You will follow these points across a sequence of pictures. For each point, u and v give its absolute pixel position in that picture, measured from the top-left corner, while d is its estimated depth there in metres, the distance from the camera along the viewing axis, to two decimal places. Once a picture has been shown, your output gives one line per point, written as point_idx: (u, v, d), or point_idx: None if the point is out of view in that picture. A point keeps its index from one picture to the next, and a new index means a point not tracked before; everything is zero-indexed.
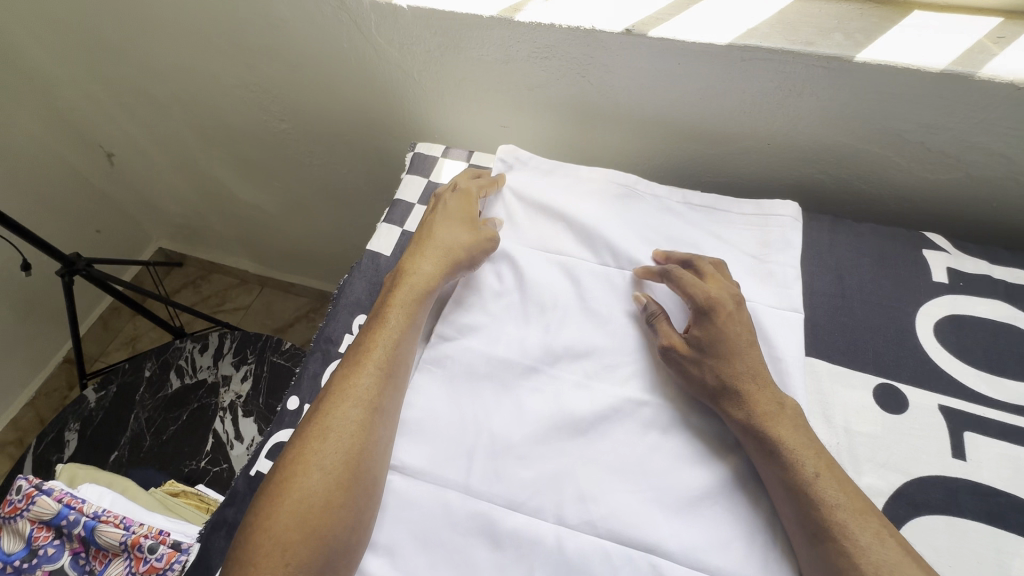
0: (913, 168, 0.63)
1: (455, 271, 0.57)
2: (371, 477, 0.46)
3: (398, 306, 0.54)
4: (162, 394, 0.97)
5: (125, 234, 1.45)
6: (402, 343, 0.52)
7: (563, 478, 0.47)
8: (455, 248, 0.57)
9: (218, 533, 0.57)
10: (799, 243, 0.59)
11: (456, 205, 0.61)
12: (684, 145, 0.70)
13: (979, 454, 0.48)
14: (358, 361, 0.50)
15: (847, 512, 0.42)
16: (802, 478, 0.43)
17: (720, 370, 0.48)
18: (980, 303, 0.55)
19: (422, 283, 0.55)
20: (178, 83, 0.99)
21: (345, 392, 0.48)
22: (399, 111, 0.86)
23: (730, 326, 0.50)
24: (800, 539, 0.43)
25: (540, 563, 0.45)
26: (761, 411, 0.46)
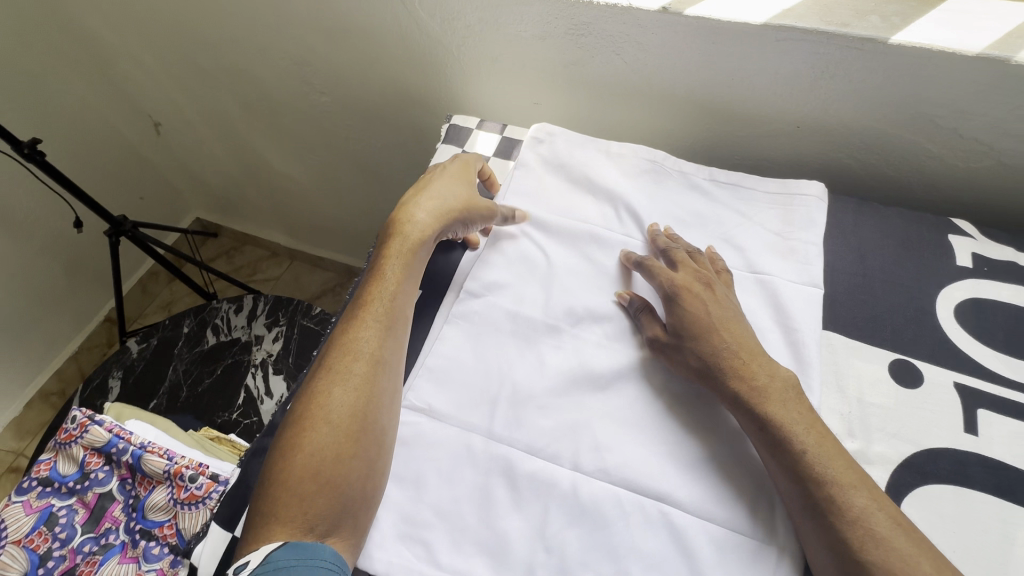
0: (944, 156, 0.63)
1: (450, 226, 0.58)
2: (379, 428, 0.48)
3: (394, 259, 0.55)
4: (198, 349, 1.03)
5: (166, 202, 1.51)
6: (400, 296, 0.54)
7: (581, 429, 0.50)
8: (449, 204, 0.59)
9: (258, 459, 0.55)
10: (822, 223, 0.60)
11: (450, 168, 0.63)
12: (714, 124, 0.71)
13: (991, 430, 0.49)
14: (357, 317, 0.53)
15: (834, 486, 0.42)
16: (794, 452, 0.44)
17: (704, 346, 0.50)
18: (1003, 288, 0.56)
19: (417, 235, 0.57)
20: (227, 55, 1.04)
21: (348, 349, 0.51)
22: (436, 85, 0.89)
23: (698, 307, 0.52)
24: (793, 512, 0.44)
25: (556, 505, 0.47)
26: (752, 385, 0.47)
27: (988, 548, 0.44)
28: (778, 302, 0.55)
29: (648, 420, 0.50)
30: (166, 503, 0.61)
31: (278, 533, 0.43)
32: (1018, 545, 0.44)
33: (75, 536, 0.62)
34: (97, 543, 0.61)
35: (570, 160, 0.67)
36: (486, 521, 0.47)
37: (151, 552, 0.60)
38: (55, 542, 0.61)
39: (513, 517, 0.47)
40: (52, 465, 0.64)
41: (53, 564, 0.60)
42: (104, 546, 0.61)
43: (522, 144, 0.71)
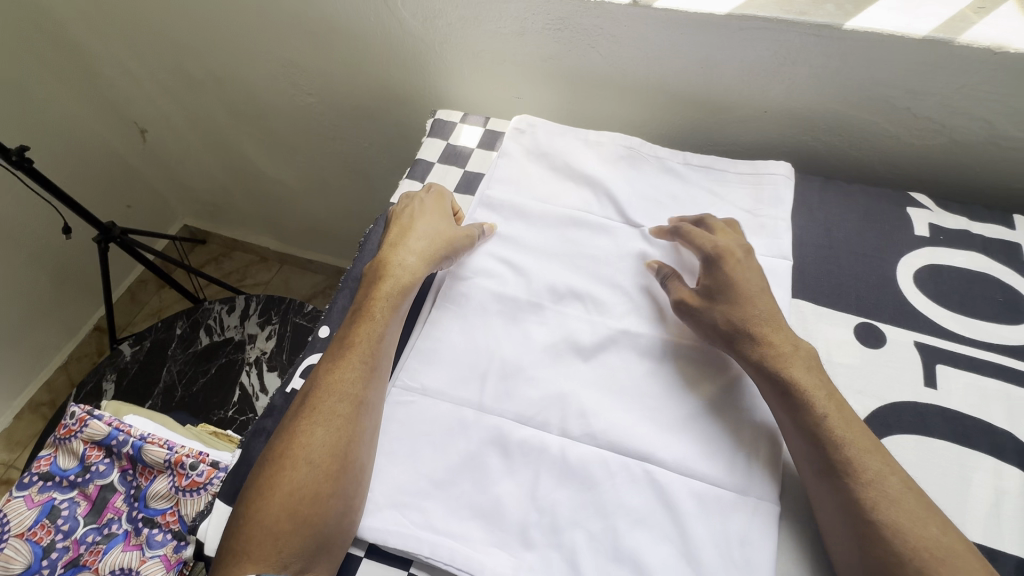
0: (901, 135, 0.67)
1: (437, 263, 0.60)
2: (359, 465, 0.49)
3: (382, 301, 0.57)
4: (192, 350, 1.04)
5: (153, 209, 1.52)
6: (386, 337, 0.55)
7: (567, 396, 0.52)
8: (437, 241, 0.60)
9: (258, 440, 0.57)
10: (790, 200, 0.64)
11: (430, 204, 0.64)
12: (687, 113, 0.75)
13: (949, 383, 0.52)
14: (343, 356, 0.53)
15: (853, 450, 0.44)
16: (813, 418, 0.46)
17: (739, 306, 0.52)
18: (958, 255, 0.60)
19: (407, 278, 0.58)
20: (213, 60, 1.06)
21: (333, 387, 0.51)
22: (420, 83, 0.91)
23: (738, 273, 0.54)
24: (808, 475, 0.46)
25: (546, 468, 0.49)
26: (778, 350, 0.50)
27: (947, 489, 0.47)
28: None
29: (632, 387, 0.53)
30: (168, 491, 0.63)
31: (250, 568, 0.44)
32: (974, 486, 0.47)
33: (78, 527, 0.63)
34: (101, 533, 0.63)
35: (553, 150, 0.70)
36: (484, 489, 0.48)
37: (154, 539, 0.61)
38: (58, 534, 0.62)
39: (506, 482, 0.49)
40: (53, 461, 0.66)
41: (57, 555, 0.61)
42: (107, 536, 0.62)
43: (504, 136, 0.74)
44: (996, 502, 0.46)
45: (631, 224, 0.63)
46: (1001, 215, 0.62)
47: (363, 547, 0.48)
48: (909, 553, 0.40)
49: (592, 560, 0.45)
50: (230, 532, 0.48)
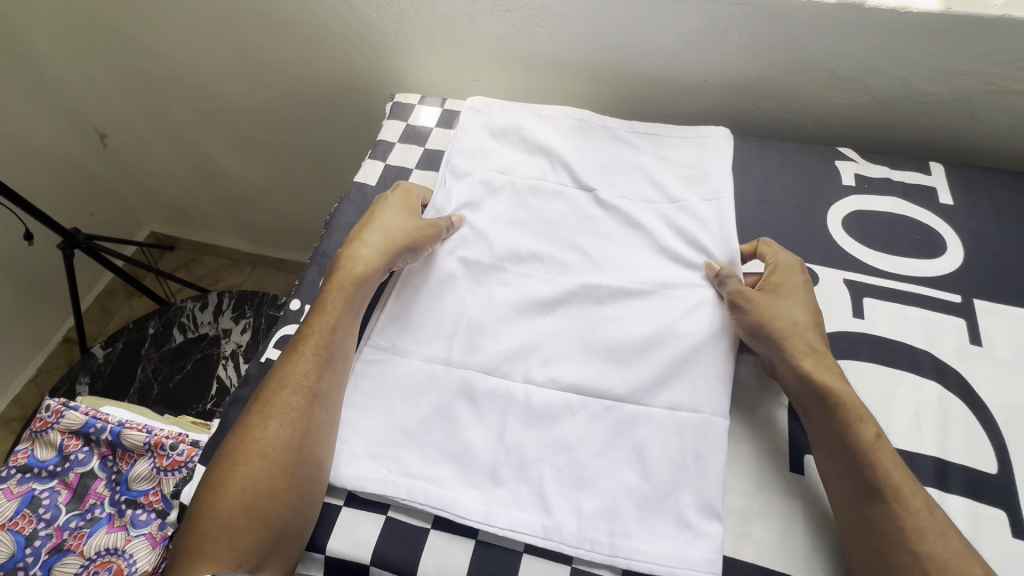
0: (828, 95, 0.73)
1: (394, 257, 0.60)
2: (315, 458, 0.49)
3: (335, 292, 0.58)
4: (166, 348, 1.05)
5: (118, 216, 1.50)
6: (341, 329, 0.56)
7: (530, 345, 0.55)
8: (393, 234, 0.61)
9: (235, 407, 0.59)
10: (731, 158, 0.68)
11: (396, 200, 0.65)
12: (634, 86, 0.79)
13: (875, 313, 0.57)
14: (296, 350, 0.54)
15: (902, 476, 0.44)
16: (864, 441, 0.46)
17: (783, 304, 0.53)
18: (881, 200, 0.65)
19: (358, 269, 0.59)
20: (170, 57, 1.06)
21: (286, 380, 0.52)
22: (380, 70, 0.94)
23: (796, 286, 0.56)
24: (845, 502, 0.46)
25: (511, 410, 0.52)
26: (818, 358, 0.51)
27: (873, 403, 0.52)
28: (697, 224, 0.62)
29: (591, 334, 0.56)
30: (149, 473, 0.64)
31: (205, 567, 0.45)
32: (897, 399, 0.52)
33: (60, 515, 0.64)
34: (84, 518, 0.63)
35: (509, 123, 0.73)
36: (455, 434, 0.51)
37: (138, 519, 0.62)
38: (40, 522, 0.63)
39: (475, 428, 0.51)
40: (30, 453, 0.66)
41: (40, 542, 0.62)
42: (91, 520, 0.63)
43: (461, 115, 0.76)
44: (915, 413, 0.51)
45: (584, 188, 0.67)
46: (918, 163, 0.68)
47: (341, 497, 0.51)
48: None
49: (558, 487, 0.49)
50: (183, 532, 0.48)
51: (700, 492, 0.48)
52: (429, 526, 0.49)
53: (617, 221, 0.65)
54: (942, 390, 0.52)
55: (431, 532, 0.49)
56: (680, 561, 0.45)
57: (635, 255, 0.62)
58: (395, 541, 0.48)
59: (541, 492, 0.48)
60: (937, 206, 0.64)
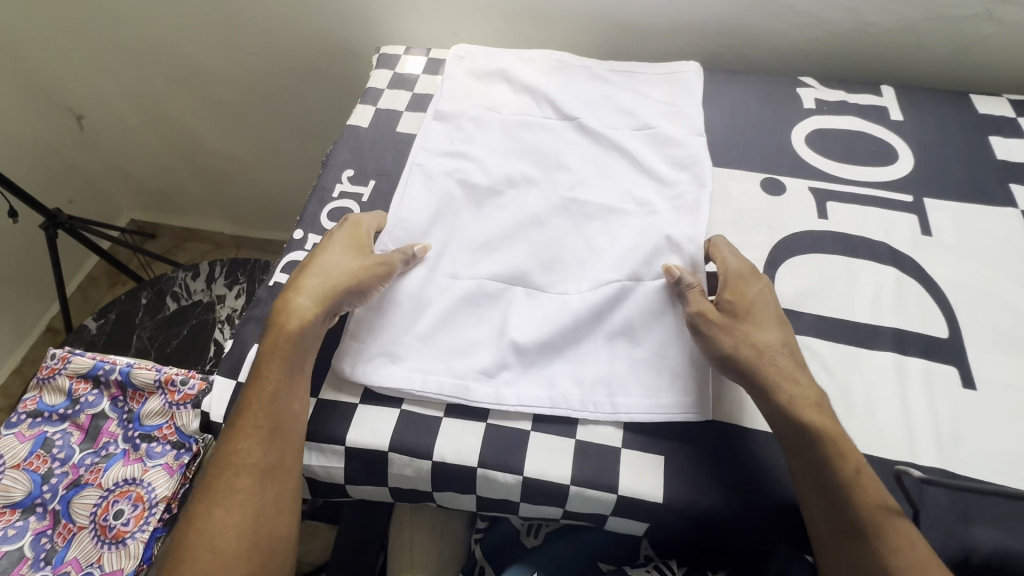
0: (789, 31, 0.78)
1: (337, 306, 0.54)
2: (270, 539, 0.47)
3: (270, 354, 0.51)
4: (160, 316, 1.05)
5: (95, 204, 1.46)
6: (282, 395, 0.50)
7: (529, 258, 0.59)
8: (335, 281, 0.54)
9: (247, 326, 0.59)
10: (700, 90, 0.73)
11: (345, 238, 0.58)
12: (609, 32, 0.84)
13: (838, 213, 0.63)
14: (236, 425, 0.49)
15: (875, 514, 0.43)
16: (841, 477, 0.44)
17: (750, 334, 0.50)
18: (840, 120, 0.71)
19: (294, 324, 0.52)
20: (150, 27, 1.06)
21: (228, 462, 0.48)
22: (364, 29, 0.96)
23: (761, 309, 0.52)
24: (823, 536, 0.45)
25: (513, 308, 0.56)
26: (795, 394, 0.48)
27: (840, 287, 0.57)
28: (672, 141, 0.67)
29: (584, 248, 0.60)
30: (161, 408, 0.66)
31: None
32: (860, 282, 0.57)
33: (74, 454, 0.65)
34: (99, 455, 0.65)
35: (494, 67, 0.76)
36: (465, 334, 0.55)
37: (154, 451, 0.64)
38: (55, 462, 0.64)
39: (481, 327, 0.55)
40: (39, 399, 0.68)
41: (57, 480, 0.63)
42: (106, 456, 0.65)
43: (445, 63, 0.79)
44: (875, 293, 0.57)
45: (567, 120, 0.71)
46: (871, 87, 0.74)
47: (357, 395, 0.53)
48: None
49: (563, 368, 0.53)
50: None
51: (684, 350, 0.52)
52: (442, 414, 0.52)
53: (599, 148, 0.69)
54: (898, 273, 0.58)
55: (443, 419, 0.51)
56: (674, 407, 0.50)
57: (616, 175, 0.66)
58: (410, 429, 0.51)
59: (548, 371, 0.53)
60: (889, 122, 0.70)
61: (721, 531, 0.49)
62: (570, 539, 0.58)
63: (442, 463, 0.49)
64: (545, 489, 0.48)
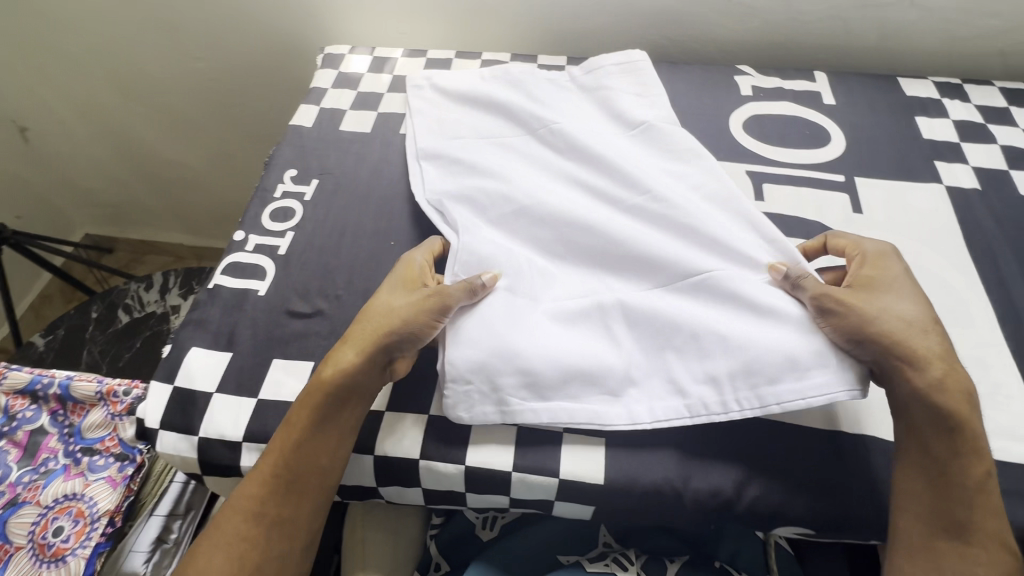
0: (724, 22, 0.80)
1: (383, 354, 0.49)
2: None
3: (303, 405, 0.48)
4: (112, 329, 1.02)
5: (48, 220, 1.40)
6: (307, 450, 0.46)
7: (603, 275, 0.55)
8: (385, 324, 0.49)
9: (186, 329, 0.56)
10: (656, 79, 0.72)
11: (403, 273, 0.53)
12: (552, 28, 0.85)
13: (774, 196, 0.64)
14: (255, 468, 0.48)
15: (980, 525, 0.42)
16: (959, 484, 0.42)
17: (891, 309, 0.46)
18: (775, 105, 0.73)
19: (332, 378, 0.47)
20: (92, 33, 1.04)
21: (237, 503, 0.47)
22: (312, 31, 0.96)
23: (897, 285, 0.48)
24: (919, 538, 0.43)
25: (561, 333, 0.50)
26: (934, 386, 0.43)
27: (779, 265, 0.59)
28: (667, 138, 0.63)
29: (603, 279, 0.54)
30: (103, 420, 0.64)
31: None
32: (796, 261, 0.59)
33: (11, 472, 0.62)
34: (38, 471, 0.62)
35: (454, 87, 0.73)
36: (574, 352, 0.49)
37: (96, 464, 0.62)
38: None
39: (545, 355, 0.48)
40: None
41: None
42: (45, 472, 0.62)
43: (404, 95, 0.76)
44: None
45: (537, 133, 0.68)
46: (804, 73, 0.76)
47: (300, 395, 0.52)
48: None
49: (683, 366, 0.48)
50: None
51: (761, 370, 0.46)
52: (384, 409, 0.51)
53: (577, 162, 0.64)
54: None
55: (386, 413, 0.51)
56: (832, 384, 0.45)
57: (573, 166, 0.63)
58: None
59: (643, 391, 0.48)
60: (822, 106, 0.72)
61: (668, 512, 0.48)
62: (524, 529, 0.58)
63: (385, 456, 0.49)
64: (489, 478, 0.48)
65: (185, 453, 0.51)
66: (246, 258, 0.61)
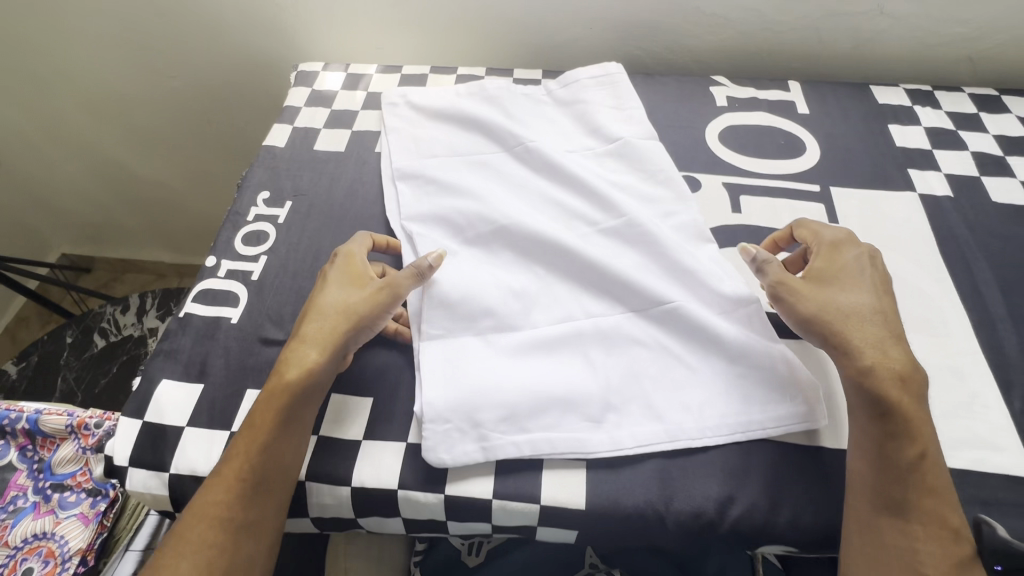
0: (699, 32, 0.81)
1: (343, 346, 0.50)
2: None
3: (265, 403, 0.47)
4: (87, 355, 1.00)
5: (24, 242, 1.36)
6: (276, 447, 0.46)
7: (580, 296, 0.56)
8: (340, 317, 0.50)
9: (157, 361, 0.55)
10: (634, 93, 0.72)
11: (341, 271, 0.54)
12: (528, 41, 0.85)
13: (751, 208, 0.64)
14: (220, 473, 0.45)
15: (924, 500, 0.42)
16: (903, 460, 0.43)
17: (832, 297, 0.49)
18: (750, 115, 0.73)
19: (293, 373, 0.48)
20: (60, 53, 1.02)
21: (203, 510, 0.44)
22: (287, 47, 0.95)
23: (846, 272, 0.51)
24: (865, 515, 0.43)
25: (545, 369, 0.51)
26: (863, 367, 0.45)
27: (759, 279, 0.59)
28: (642, 162, 0.65)
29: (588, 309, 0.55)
30: (74, 454, 0.62)
31: None
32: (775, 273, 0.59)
33: None
34: (6, 510, 0.60)
35: (431, 105, 0.72)
36: (550, 381, 0.50)
37: (66, 501, 0.61)
38: None
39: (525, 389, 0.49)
40: None
41: None
42: (14, 511, 0.60)
43: (379, 111, 0.76)
44: None
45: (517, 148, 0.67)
46: (779, 83, 0.77)
47: None
48: None
49: (660, 395, 0.50)
50: None
51: (731, 404, 0.50)
52: (362, 438, 0.50)
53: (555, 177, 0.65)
54: None
55: (362, 442, 0.50)
56: (791, 417, 0.49)
57: (550, 187, 0.64)
58: (328, 456, 0.49)
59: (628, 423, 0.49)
60: (797, 115, 0.73)
61: (652, 535, 0.48)
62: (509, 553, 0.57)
63: (363, 488, 0.48)
64: (469, 506, 0.47)
65: (156, 490, 0.49)
66: (218, 284, 0.60)
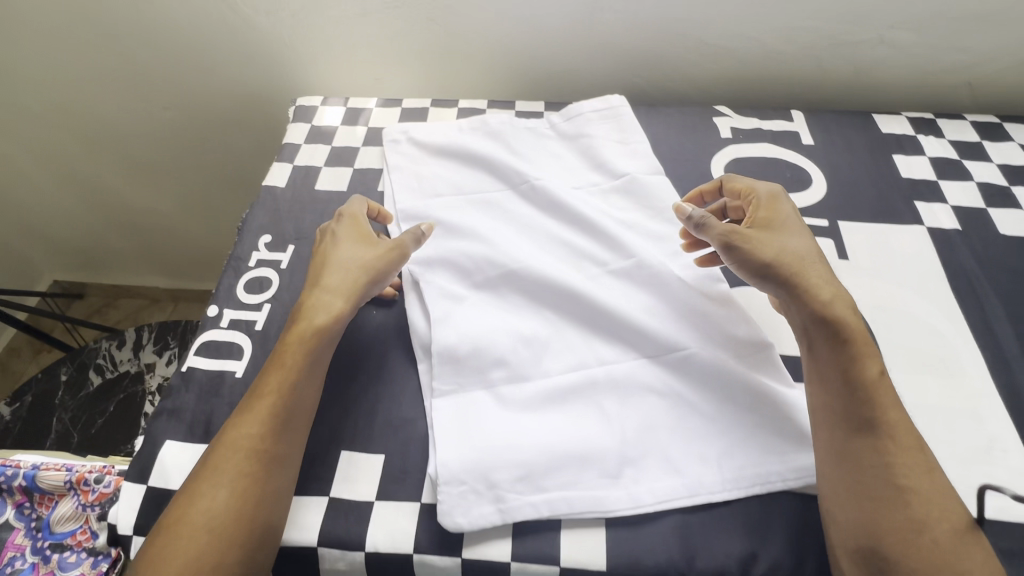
0: (700, 62, 0.80)
1: (361, 296, 0.54)
2: (271, 528, 0.44)
3: (294, 346, 0.50)
4: (83, 393, 0.97)
5: (14, 272, 1.34)
6: (302, 387, 0.49)
7: (593, 343, 0.55)
8: (358, 270, 0.54)
9: (160, 420, 0.53)
10: (638, 127, 0.72)
11: (349, 230, 0.58)
12: (529, 72, 0.85)
13: None
14: (251, 405, 0.47)
15: (894, 414, 0.45)
16: (867, 377, 0.46)
17: (783, 242, 0.52)
18: (754, 146, 0.72)
19: (324, 318, 0.51)
20: (51, 87, 1.00)
21: (234, 441, 0.46)
22: (284, 78, 0.94)
23: (789, 220, 0.55)
24: (838, 437, 0.45)
25: (559, 423, 0.50)
26: (822, 300, 0.49)
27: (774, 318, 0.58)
28: (647, 199, 0.65)
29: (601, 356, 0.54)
30: (74, 511, 0.60)
31: None
32: None
33: None
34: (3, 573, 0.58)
35: (433, 142, 0.71)
36: (567, 438, 0.49)
37: (66, 561, 0.59)
38: None
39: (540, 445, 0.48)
40: None
41: None
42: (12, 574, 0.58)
43: (380, 146, 0.75)
44: None
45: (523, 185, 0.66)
46: (782, 112, 0.77)
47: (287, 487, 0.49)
48: (927, 520, 0.41)
49: (678, 447, 0.49)
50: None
51: (749, 456, 0.49)
52: (374, 499, 0.49)
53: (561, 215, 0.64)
54: None
55: (374, 503, 0.49)
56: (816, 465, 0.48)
57: (559, 227, 0.63)
58: (340, 518, 0.48)
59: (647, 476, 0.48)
60: (801, 146, 0.73)
61: None
62: None
63: (376, 552, 0.47)
64: (486, 569, 0.46)
65: None
66: (220, 336, 0.58)
